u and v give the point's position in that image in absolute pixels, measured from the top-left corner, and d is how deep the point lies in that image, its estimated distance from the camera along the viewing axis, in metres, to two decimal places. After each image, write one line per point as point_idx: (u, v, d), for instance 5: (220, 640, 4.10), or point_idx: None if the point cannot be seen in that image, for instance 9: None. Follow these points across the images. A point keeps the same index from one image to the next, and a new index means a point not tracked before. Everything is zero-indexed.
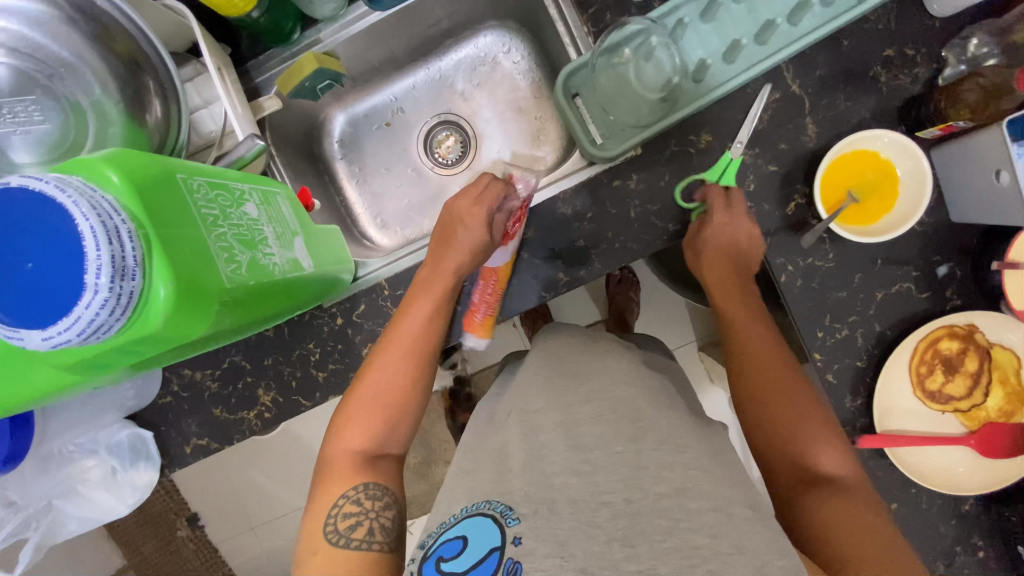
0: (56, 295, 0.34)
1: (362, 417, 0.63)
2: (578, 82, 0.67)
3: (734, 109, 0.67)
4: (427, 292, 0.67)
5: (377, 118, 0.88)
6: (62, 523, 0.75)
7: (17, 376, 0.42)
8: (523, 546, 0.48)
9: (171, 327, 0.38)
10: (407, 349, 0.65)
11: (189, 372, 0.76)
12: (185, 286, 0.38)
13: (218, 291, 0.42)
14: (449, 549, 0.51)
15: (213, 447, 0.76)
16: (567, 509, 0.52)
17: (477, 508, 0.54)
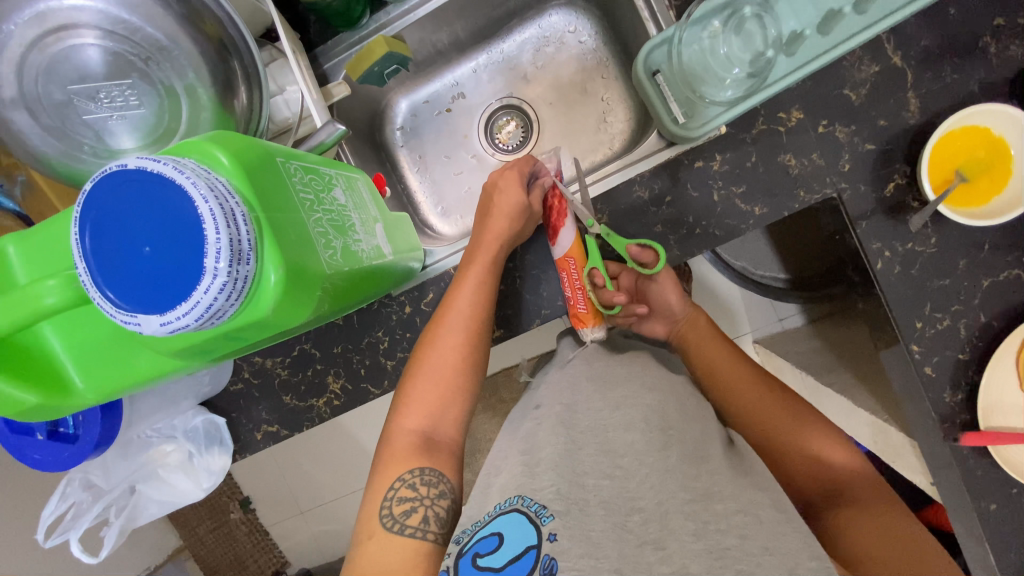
0: (174, 279, 0.33)
1: (420, 398, 0.62)
2: (659, 58, 0.64)
3: (827, 85, 0.63)
4: (473, 269, 0.66)
5: (438, 104, 0.87)
6: (142, 507, 0.77)
7: (125, 360, 0.43)
8: (559, 544, 0.45)
9: (279, 312, 0.37)
10: (457, 325, 0.63)
11: (261, 359, 0.77)
12: (292, 270, 0.37)
13: (319, 277, 0.41)
14: (485, 545, 0.48)
15: (282, 433, 0.77)
16: (599, 510, 0.48)
17: (510, 504, 0.49)
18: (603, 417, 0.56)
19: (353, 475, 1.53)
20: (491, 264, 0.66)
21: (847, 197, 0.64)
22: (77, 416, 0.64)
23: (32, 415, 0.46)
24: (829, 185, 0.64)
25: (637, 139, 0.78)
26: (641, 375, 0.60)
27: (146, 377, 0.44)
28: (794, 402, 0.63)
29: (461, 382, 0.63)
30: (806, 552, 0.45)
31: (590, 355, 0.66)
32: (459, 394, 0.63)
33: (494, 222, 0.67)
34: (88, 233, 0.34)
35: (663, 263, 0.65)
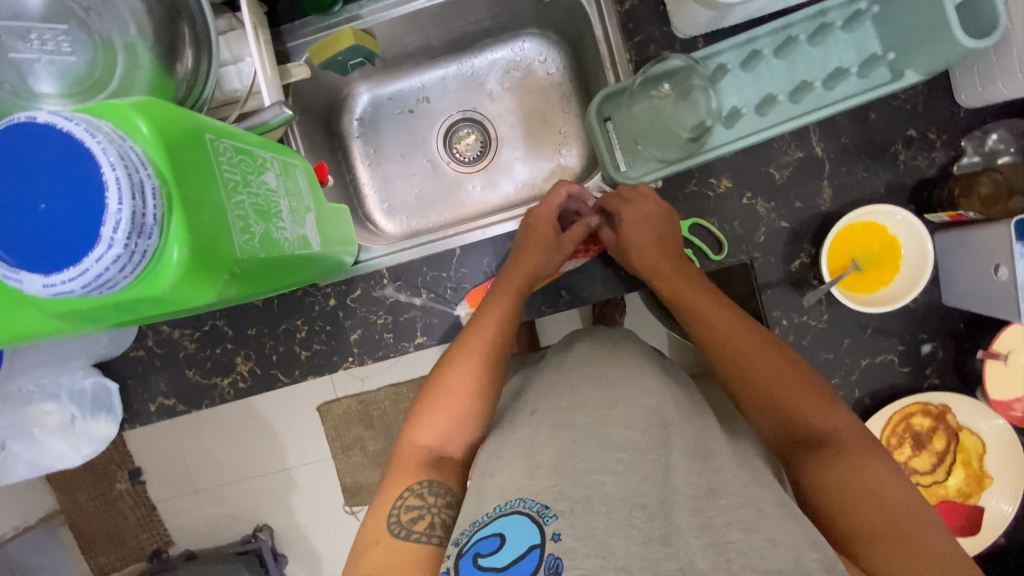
0: (65, 239, 0.32)
1: (436, 411, 0.62)
2: (613, 106, 0.67)
3: (757, 160, 0.68)
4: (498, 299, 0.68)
5: (401, 103, 0.87)
6: (10, 466, 0.73)
7: (1, 316, 0.41)
8: (563, 543, 0.48)
9: (177, 291, 0.37)
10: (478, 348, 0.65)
11: (168, 329, 0.74)
12: (199, 251, 0.37)
13: (229, 261, 0.41)
14: (486, 546, 0.49)
15: (178, 409, 0.74)
16: (603, 507, 0.51)
17: (512, 506, 0.51)
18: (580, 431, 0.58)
19: (257, 458, 1.47)
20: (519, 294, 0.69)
21: (758, 266, 0.69)
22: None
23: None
24: (744, 252, 0.69)
25: (585, 177, 0.81)
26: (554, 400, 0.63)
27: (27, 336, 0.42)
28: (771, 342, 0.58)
29: (475, 402, 0.63)
30: (811, 545, 0.45)
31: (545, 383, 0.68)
32: (475, 411, 0.63)
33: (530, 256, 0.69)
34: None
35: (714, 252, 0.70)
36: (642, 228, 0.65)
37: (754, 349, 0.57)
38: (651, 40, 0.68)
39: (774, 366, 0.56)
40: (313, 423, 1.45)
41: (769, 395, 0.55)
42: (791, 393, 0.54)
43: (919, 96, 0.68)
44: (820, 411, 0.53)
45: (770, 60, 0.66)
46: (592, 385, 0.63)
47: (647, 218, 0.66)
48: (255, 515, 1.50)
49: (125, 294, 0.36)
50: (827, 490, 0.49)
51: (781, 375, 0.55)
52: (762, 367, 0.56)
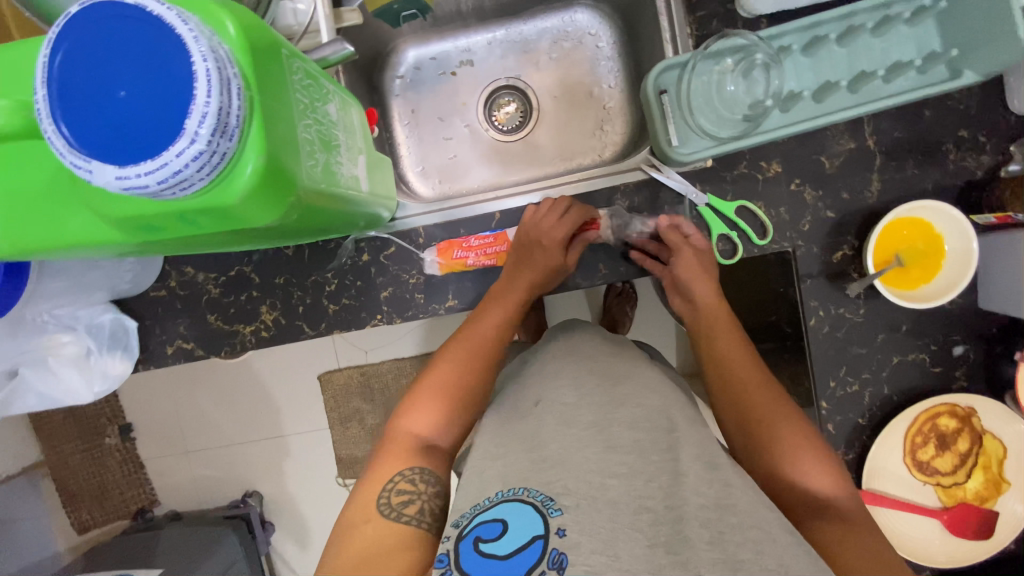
0: (144, 130, 0.31)
1: (428, 400, 0.60)
2: (669, 80, 0.66)
3: (808, 148, 0.68)
4: (497, 302, 0.66)
5: (444, 64, 0.85)
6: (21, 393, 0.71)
7: (54, 218, 0.39)
8: (569, 538, 0.44)
9: (246, 205, 0.35)
10: (474, 345, 0.64)
11: (192, 272, 0.72)
12: (274, 165, 0.35)
13: (297, 184, 0.39)
14: (487, 531, 0.46)
15: (196, 353, 0.72)
16: (608, 509, 0.47)
17: (515, 494, 0.49)
18: (607, 410, 0.56)
19: (252, 423, 1.45)
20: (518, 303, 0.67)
21: (800, 255, 0.68)
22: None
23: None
24: (788, 240, 0.68)
25: (627, 154, 0.80)
26: (562, 390, 0.60)
27: (78, 242, 0.40)
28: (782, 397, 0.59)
29: (467, 400, 0.61)
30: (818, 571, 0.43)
31: (555, 357, 0.67)
32: (465, 414, 0.61)
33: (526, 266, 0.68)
34: (60, 57, 0.31)
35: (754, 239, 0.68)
36: (693, 279, 0.68)
37: (766, 401, 0.58)
38: (714, 16, 0.67)
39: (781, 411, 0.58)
40: (312, 392, 1.43)
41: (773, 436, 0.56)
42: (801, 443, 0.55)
43: (974, 97, 0.67)
44: (819, 462, 0.54)
45: (831, 47, 0.65)
46: (596, 381, 0.61)
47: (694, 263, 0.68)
48: (244, 482, 1.47)
49: (191, 200, 0.34)
50: (828, 539, 0.49)
51: (797, 433, 0.56)
52: (763, 414, 0.57)
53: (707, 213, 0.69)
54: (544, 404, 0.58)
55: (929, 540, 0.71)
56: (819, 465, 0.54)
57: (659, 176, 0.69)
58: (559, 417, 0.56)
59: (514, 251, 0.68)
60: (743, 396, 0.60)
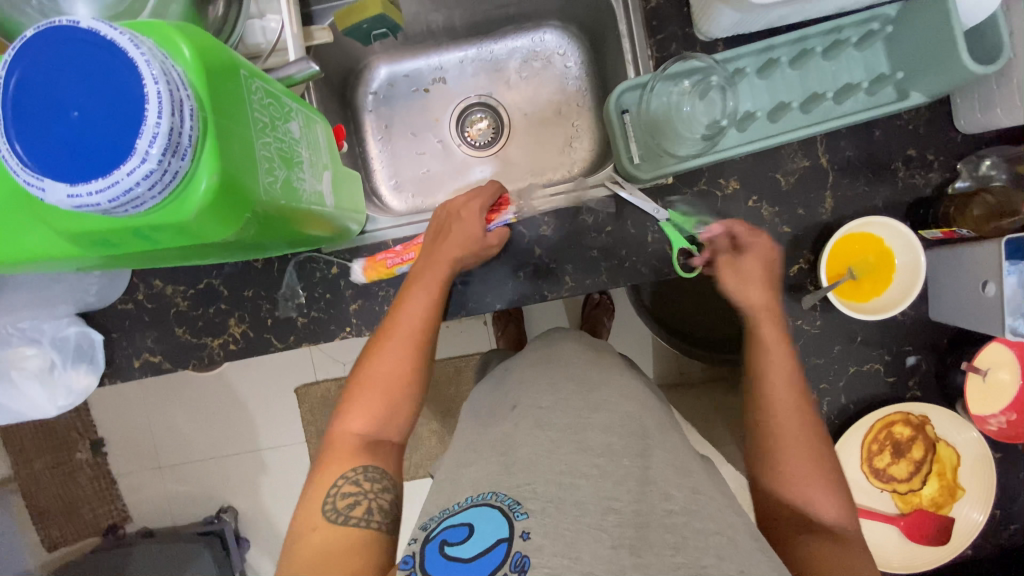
0: (96, 149, 0.31)
1: (364, 397, 0.60)
2: (630, 100, 0.69)
3: (765, 165, 0.70)
4: (420, 288, 0.65)
5: (417, 81, 0.87)
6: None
7: (10, 234, 0.39)
8: (533, 541, 0.45)
9: (201, 221, 0.36)
10: (404, 335, 0.62)
11: (160, 284, 0.72)
12: (229, 183, 0.36)
13: (254, 200, 0.40)
14: (454, 534, 0.47)
15: (163, 366, 0.72)
16: (574, 510, 0.48)
17: (484, 499, 0.50)
18: (580, 415, 0.57)
19: (228, 437, 1.44)
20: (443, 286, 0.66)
21: None
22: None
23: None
24: None
25: (594, 170, 0.82)
26: (540, 394, 0.61)
27: (36, 255, 0.40)
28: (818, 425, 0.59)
29: (400, 390, 0.61)
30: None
31: (533, 365, 0.68)
32: (400, 401, 0.61)
33: (444, 243, 0.67)
34: (15, 78, 0.32)
35: None
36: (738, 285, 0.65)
37: (795, 422, 0.58)
38: (673, 39, 0.70)
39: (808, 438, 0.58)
40: (289, 405, 1.42)
41: (794, 460, 0.57)
42: (815, 473, 0.56)
43: (921, 118, 0.71)
44: (830, 496, 0.55)
45: (785, 70, 0.68)
46: (573, 386, 0.62)
47: (759, 266, 0.65)
48: (218, 498, 1.45)
49: (144, 217, 0.35)
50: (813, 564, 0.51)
51: (813, 462, 0.57)
52: (791, 434, 0.58)
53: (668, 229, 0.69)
54: (522, 407, 0.60)
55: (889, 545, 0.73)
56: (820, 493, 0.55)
57: (620, 193, 0.71)
58: (529, 424, 0.57)
59: (433, 236, 0.69)
60: (779, 408, 0.59)
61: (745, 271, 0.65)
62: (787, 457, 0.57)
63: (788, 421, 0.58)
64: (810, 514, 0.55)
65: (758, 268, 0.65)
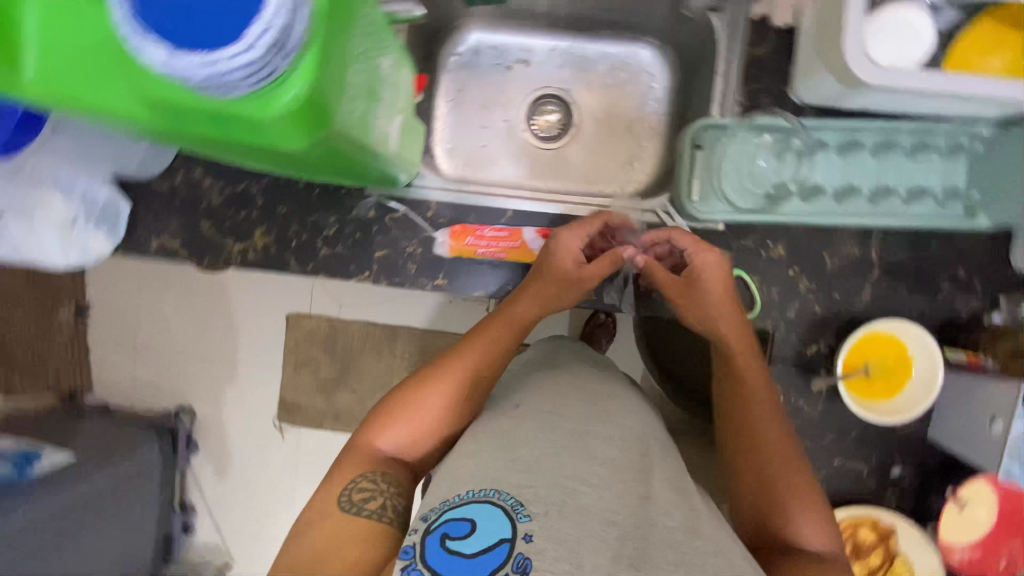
0: (210, 29, 0.32)
1: (402, 418, 0.60)
2: (708, 137, 0.68)
3: (815, 242, 0.70)
4: (490, 332, 0.64)
5: (502, 56, 0.87)
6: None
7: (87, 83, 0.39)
8: (534, 544, 0.45)
9: (278, 125, 0.36)
10: (461, 372, 0.61)
11: (200, 176, 0.72)
12: (317, 96, 0.36)
13: (332, 122, 0.40)
14: (455, 528, 0.46)
15: (180, 255, 0.72)
16: (576, 515, 0.48)
17: (485, 495, 0.48)
18: (582, 433, 0.55)
19: (209, 341, 1.44)
20: (515, 334, 0.65)
21: (778, 339, 0.70)
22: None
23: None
24: (771, 321, 0.70)
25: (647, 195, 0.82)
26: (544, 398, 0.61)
27: (108, 108, 0.41)
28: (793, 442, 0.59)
29: (444, 425, 0.60)
30: None
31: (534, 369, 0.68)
32: (441, 434, 0.60)
33: (531, 291, 0.66)
34: None
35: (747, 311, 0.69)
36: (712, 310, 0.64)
37: (772, 438, 0.59)
38: (766, 92, 0.69)
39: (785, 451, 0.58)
40: (276, 329, 1.42)
41: (768, 472, 0.57)
42: (788, 484, 0.56)
43: (980, 243, 0.70)
44: (811, 519, 0.55)
45: (865, 155, 0.68)
46: (582, 395, 0.62)
47: (720, 283, 0.64)
48: (182, 396, 1.45)
49: (226, 106, 0.35)
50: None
51: (793, 477, 0.56)
52: (778, 459, 0.57)
53: None
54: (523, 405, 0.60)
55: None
56: (815, 525, 0.54)
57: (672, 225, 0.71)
58: (533, 422, 0.57)
59: (528, 277, 0.67)
60: (747, 425, 0.60)
61: (710, 291, 0.64)
62: (762, 470, 0.57)
63: (763, 441, 0.59)
64: (799, 542, 0.54)
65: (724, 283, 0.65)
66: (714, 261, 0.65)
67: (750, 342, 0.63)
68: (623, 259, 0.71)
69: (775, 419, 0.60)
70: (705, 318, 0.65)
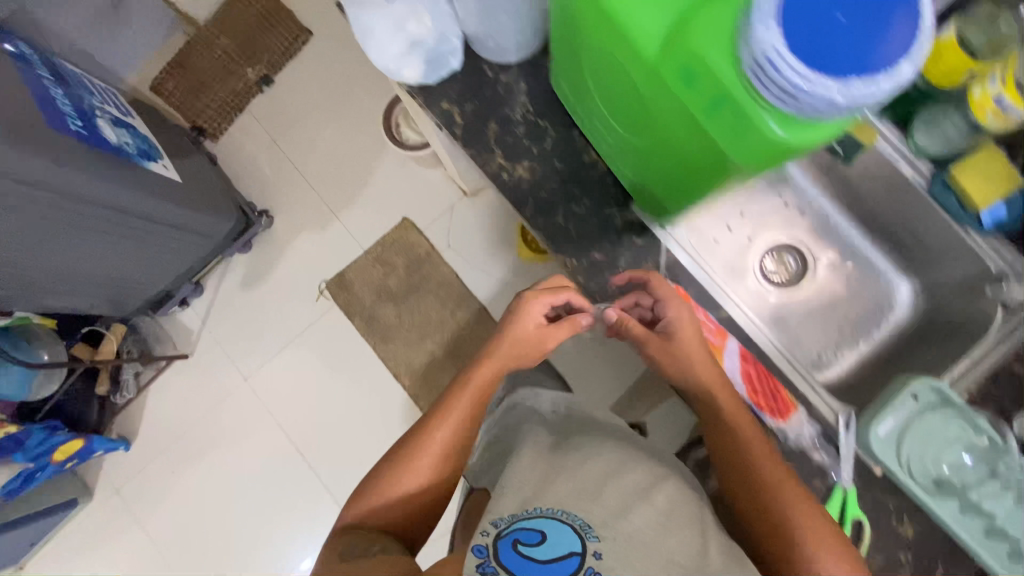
0: (832, 67, 0.46)
1: (375, 496, 0.74)
2: (929, 397, 0.70)
3: (939, 545, 0.70)
4: (452, 407, 0.77)
5: (792, 198, 0.98)
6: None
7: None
8: (603, 563, 0.54)
9: (759, 134, 0.50)
10: (432, 448, 0.75)
11: (518, 89, 0.78)
12: (778, 147, 0.51)
13: (767, 158, 0.53)
14: (527, 536, 0.57)
15: (457, 132, 0.78)
16: (654, 557, 0.55)
17: (555, 512, 0.59)
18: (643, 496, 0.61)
19: None
20: (478, 399, 0.78)
21: None
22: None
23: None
24: None
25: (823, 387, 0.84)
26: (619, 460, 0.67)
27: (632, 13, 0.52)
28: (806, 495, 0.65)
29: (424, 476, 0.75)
30: None
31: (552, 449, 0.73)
32: (425, 491, 0.75)
33: (504, 352, 0.78)
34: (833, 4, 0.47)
35: None
36: (675, 357, 0.73)
37: (800, 506, 0.64)
38: None
39: (816, 523, 0.63)
40: None
41: (798, 535, 0.62)
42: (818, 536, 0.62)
43: None
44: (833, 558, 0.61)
45: None
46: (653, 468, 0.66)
47: (692, 342, 0.73)
48: None
49: (772, 116, 0.49)
50: None
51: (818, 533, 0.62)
52: (809, 527, 0.62)
53: (837, 494, 0.71)
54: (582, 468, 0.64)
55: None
56: (830, 552, 0.61)
57: (838, 431, 0.74)
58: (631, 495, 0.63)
59: (503, 348, 0.78)
60: (763, 480, 0.66)
61: (704, 372, 0.72)
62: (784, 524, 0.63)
63: (781, 512, 0.64)
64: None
65: (693, 339, 0.73)
66: (687, 316, 0.73)
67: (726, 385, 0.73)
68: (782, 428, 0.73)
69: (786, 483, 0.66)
70: (696, 367, 0.72)
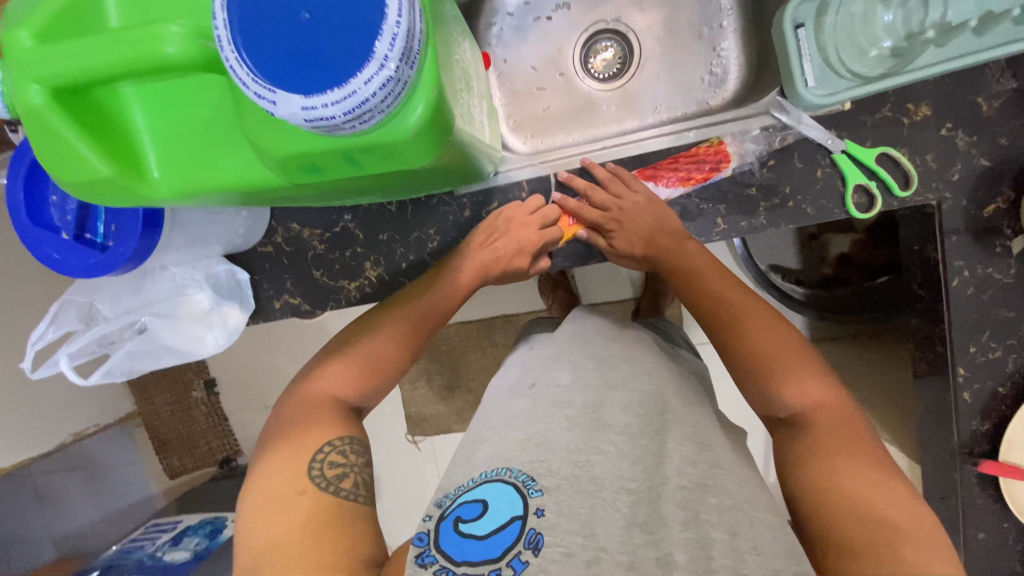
0: None
1: (346, 365, 0.60)
2: (806, 11, 0.59)
3: (963, 89, 0.60)
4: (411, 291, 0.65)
5: (537, 9, 0.80)
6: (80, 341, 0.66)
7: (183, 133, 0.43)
8: (546, 519, 0.42)
9: None
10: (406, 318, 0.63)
11: (298, 228, 0.73)
12: None
13: None
14: (468, 510, 0.44)
15: (303, 308, 0.74)
16: (590, 487, 0.45)
17: (497, 474, 0.46)
18: (601, 391, 0.54)
19: None
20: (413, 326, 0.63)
21: (944, 208, 0.62)
22: (110, 227, 0.55)
23: (101, 194, 0.44)
24: (933, 191, 0.62)
25: (744, 103, 0.74)
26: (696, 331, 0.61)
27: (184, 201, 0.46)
28: (762, 307, 0.59)
29: (386, 371, 0.61)
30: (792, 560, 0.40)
31: (560, 341, 0.64)
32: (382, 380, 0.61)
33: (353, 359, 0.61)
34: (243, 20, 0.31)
35: (902, 191, 0.62)
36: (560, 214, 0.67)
37: (765, 329, 0.57)
38: None
39: (787, 345, 0.55)
40: None
41: (786, 360, 0.54)
42: (795, 359, 0.54)
43: None
44: (818, 382, 0.52)
45: None
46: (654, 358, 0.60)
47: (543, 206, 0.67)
48: None
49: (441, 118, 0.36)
50: (834, 525, 0.44)
51: (792, 352, 0.55)
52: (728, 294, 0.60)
53: (843, 160, 0.62)
54: (539, 387, 0.56)
55: (979, 552, 0.67)
56: (855, 463, 0.46)
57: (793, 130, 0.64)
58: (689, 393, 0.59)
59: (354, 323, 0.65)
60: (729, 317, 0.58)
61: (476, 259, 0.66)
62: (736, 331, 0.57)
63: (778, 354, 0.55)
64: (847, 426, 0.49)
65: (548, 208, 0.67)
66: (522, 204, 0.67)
67: (749, 302, 0.59)
68: (740, 157, 0.64)
69: (752, 302, 0.59)
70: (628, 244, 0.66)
